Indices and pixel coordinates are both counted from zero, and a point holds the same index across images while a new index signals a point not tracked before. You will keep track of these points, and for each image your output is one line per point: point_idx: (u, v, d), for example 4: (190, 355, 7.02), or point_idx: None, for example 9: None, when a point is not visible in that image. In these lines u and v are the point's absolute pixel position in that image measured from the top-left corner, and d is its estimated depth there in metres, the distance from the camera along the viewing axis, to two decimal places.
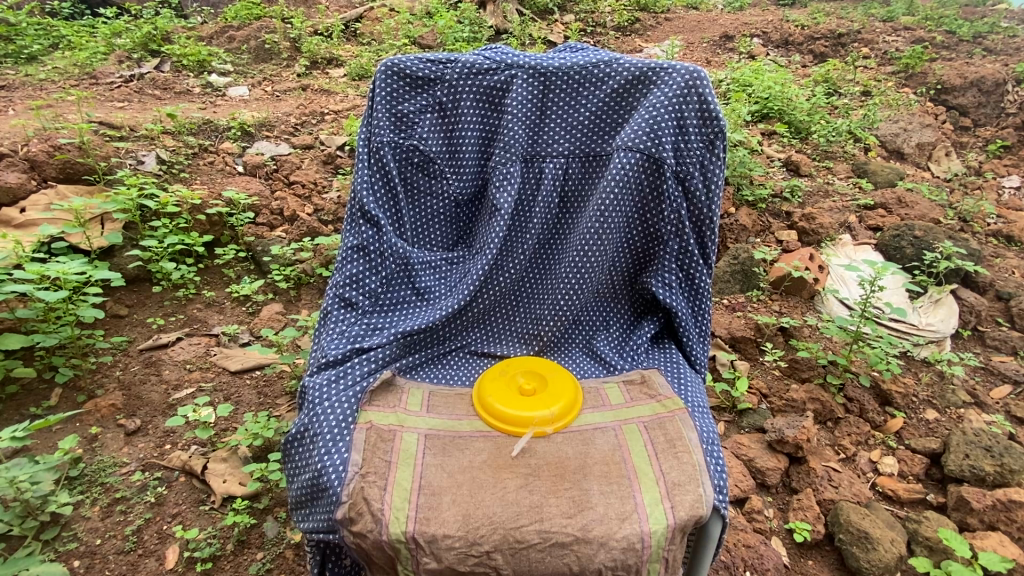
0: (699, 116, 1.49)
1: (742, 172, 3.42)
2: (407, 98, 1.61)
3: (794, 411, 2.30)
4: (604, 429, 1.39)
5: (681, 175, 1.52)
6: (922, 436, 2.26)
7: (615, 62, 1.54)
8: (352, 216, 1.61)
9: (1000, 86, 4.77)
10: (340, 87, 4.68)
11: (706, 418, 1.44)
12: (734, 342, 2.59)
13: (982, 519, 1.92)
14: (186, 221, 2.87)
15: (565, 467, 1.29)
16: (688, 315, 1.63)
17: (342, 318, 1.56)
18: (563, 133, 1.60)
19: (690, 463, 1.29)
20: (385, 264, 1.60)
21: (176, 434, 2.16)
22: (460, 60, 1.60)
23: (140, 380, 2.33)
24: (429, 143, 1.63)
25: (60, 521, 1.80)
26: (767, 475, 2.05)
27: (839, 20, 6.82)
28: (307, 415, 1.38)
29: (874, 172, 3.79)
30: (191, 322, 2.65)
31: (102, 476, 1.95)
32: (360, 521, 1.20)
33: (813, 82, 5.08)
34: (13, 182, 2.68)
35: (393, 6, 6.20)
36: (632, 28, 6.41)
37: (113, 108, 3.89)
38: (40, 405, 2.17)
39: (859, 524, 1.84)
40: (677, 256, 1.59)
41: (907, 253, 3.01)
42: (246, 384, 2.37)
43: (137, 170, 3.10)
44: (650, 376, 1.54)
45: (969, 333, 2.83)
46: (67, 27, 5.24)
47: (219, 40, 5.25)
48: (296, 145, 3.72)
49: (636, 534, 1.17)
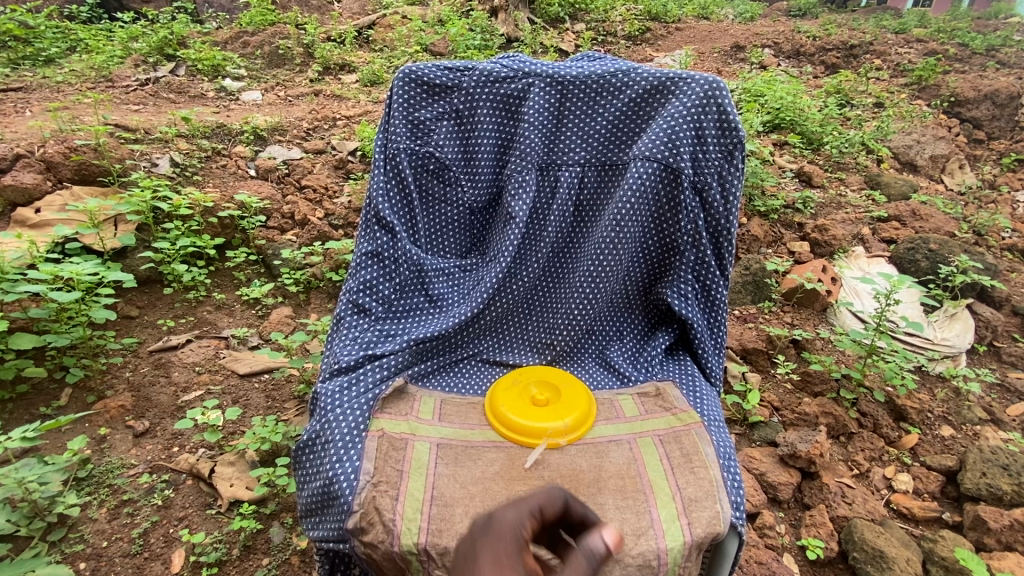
0: (718, 125, 1.48)
1: (755, 183, 3.40)
2: (424, 105, 1.61)
3: (806, 425, 2.27)
4: (618, 442, 1.37)
5: (700, 186, 1.51)
6: (937, 454, 2.22)
7: (634, 71, 1.54)
8: (367, 222, 1.60)
9: (1014, 99, 4.75)
10: (352, 93, 4.71)
11: (723, 433, 1.41)
12: (745, 354, 2.56)
13: (1000, 539, 1.88)
14: (198, 224, 2.90)
15: (579, 480, 1.27)
16: (703, 326, 1.61)
17: (356, 324, 1.55)
18: (579, 142, 1.59)
19: (706, 477, 1.27)
20: (399, 271, 1.59)
21: (184, 436, 2.16)
22: (477, 67, 1.59)
23: (150, 382, 2.34)
24: (445, 150, 1.62)
25: (66, 522, 1.81)
26: (779, 490, 2.02)
27: (851, 31, 6.81)
28: (318, 421, 1.37)
29: (887, 184, 3.76)
30: (201, 324, 2.67)
31: (111, 478, 1.96)
32: (372, 531, 1.18)
33: (825, 93, 5.08)
34: (30, 183, 2.75)
35: (406, 13, 6.26)
36: (643, 37, 6.44)
37: (128, 111, 3.95)
38: (50, 404, 2.19)
39: (874, 542, 1.81)
40: (694, 267, 1.57)
41: (922, 266, 2.98)
42: (255, 388, 2.38)
43: (151, 172, 3.13)
44: (665, 389, 1.52)
45: (985, 348, 2.78)
46: (85, 31, 5.34)
47: (233, 45, 5.32)
48: (308, 150, 3.75)
49: (652, 551, 1.15)
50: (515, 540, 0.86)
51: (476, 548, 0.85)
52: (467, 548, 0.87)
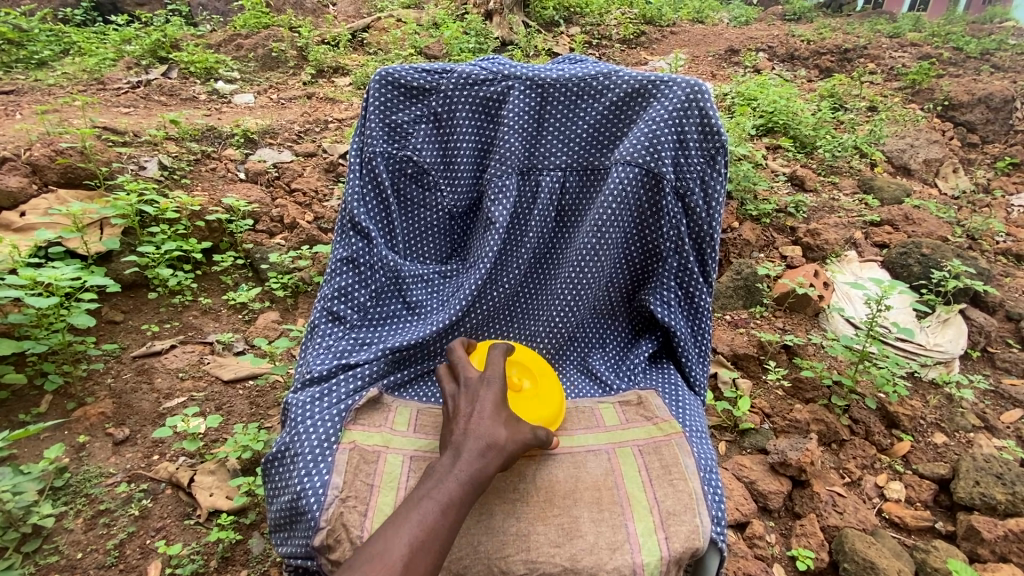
0: (700, 130, 1.45)
1: (747, 187, 3.38)
2: (402, 107, 1.58)
3: (798, 432, 2.24)
4: (596, 452, 1.32)
5: (682, 191, 1.48)
6: (930, 461, 2.19)
7: (615, 74, 1.51)
8: (343, 227, 1.56)
9: (1009, 103, 4.75)
10: (345, 96, 4.69)
11: (705, 444, 1.38)
12: (736, 359, 2.53)
13: (994, 550, 1.84)
14: (185, 227, 2.87)
15: (554, 491, 1.23)
16: (687, 334, 1.58)
17: (330, 332, 1.51)
18: (560, 145, 1.57)
19: (686, 490, 1.24)
20: (376, 277, 1.56)
21: (165, 444, 2.12)
22: (456, 70, 1.56)
23: (132, 388, 2.30)
24: (423, 154, 1.59)
25: (41, 532, 1.77)
26: (769, 499, 1.99)
27: (846, 35, 6.81)
28: (289, 433, 1.33)
29: (880, 188, 3.74)
30: (186, 329, 2.63)
31: (88, 487, 1.92)
32: (339, 549, 1.16)
33: (819, 97, 5.07)
34: (14, 186, 2.71)
35: (400, 16, 6.24)
36: (637, 41, 6.44)
37: (118, 114, 3.92)
38: (29, 412, 2.15)
39: (865, 553, 1.77)
40: (676, 273, 1.54)
41: (915, 271, 2.96)
42: (238, 394, 2.34)
43: (139, 176, 3.10)
44: (647, 398, 1.47)
45: (979, 353, 2.76)
46: (78, 34, 5.31)
47: (227, 48, 5.29)
48: (298, 153, 3.72)
49: (628, 566, 1.12)
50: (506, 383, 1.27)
51: (481, 385, 1.25)
52: (472, 383, 1.27)
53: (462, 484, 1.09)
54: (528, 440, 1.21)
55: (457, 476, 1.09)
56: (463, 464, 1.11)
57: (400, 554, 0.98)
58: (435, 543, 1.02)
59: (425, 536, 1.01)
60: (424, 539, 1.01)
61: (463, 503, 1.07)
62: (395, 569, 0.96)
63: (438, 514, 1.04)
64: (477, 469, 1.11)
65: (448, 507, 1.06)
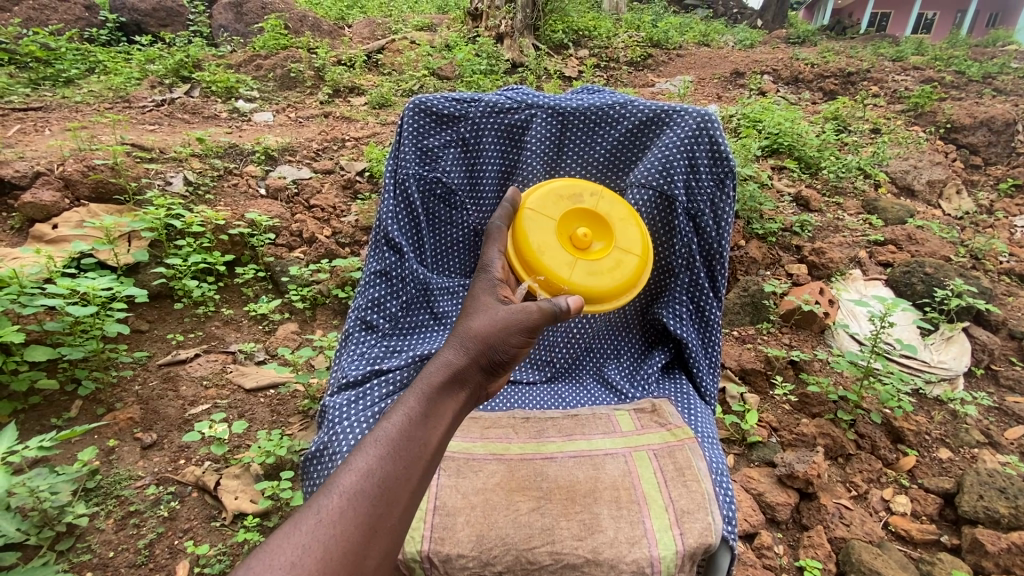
0: (710, 156, 1.57)
1: (753, 207, 3.46)
2: (432, 133, 1.67)
3: (804, 446, 2.29)
4: (614, 455, 1.40)
5: (693, 212, 1.59)
6: (935, 476, 2.24)
7: (631, 103, 1.62)
8: (376, 242, 1.66)
9: (1010, 126, 4.84)
10: (361, 115, 4.86)
11: (716, 449, 1.46)
12: (744, 374, 2.59)
13: (997, 562, 1.88)
14: (209, 240, 2.98)
15: (575, 490, 1.30)
16: (699, 347, 1.66)
17: (363, 340, 1.61)
18: (579, 169, 1.68)
19: (699, 491, 1.32)
20: (406, 289, 1.65)
21: (191, 449, 2.21)
22: (483, 99, 1.67)
23: (158, 395, 2.39)
24: (451, 176, 1.69)
25: (74, 531, 1.85)
26: (777, 510, 2.04)
27: (849, 58, 6.97)
28: (327, 433, 1.42)
29: (884, 209, 3.83)
30: (209, 339, 2.73)
31: (118, 489, 2.00)
32: None
33: (823, 119, 5.19)
34: (48, 201, 2.85)
35: (414, 39, 6.45)
36: (644, 64, 6.62)
37: (145, 131, 4.09)
38: (61, 416, 2.24)
39: (871, 564, 1.82)
40: (688, 289, 1.64)
41: (918, 290, 3.02)
42: (260, 402, 2.43)
43: (165, 191, 3.23)
44: (660, 405, 1.55)
45: (983, 371, 2.81)
46: (104, 53, 5.53)
47: (247, 68, 5.50)
48: (317, 170, 3.85)
49: (645, 558, 1.19)
50: (501, 274, 1.27)
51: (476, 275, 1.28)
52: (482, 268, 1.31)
53: (411, 402, 0.99)
54: (500, 322, 1.12)
55: (406, 398, 1.00)
56: (418, 382, 1.03)
57: (333, 499, 0.84)
58: (379, 476, 0.88)
59: (362, 473, 0.87)
60: (361, 475, 0.87)
61: (412, 424, 0.96)
62: (323, 516, 0.82)
63: (380, 445, 0.92)
64: (433, 381, 1.03)
65: (387, 441, 0.92)
